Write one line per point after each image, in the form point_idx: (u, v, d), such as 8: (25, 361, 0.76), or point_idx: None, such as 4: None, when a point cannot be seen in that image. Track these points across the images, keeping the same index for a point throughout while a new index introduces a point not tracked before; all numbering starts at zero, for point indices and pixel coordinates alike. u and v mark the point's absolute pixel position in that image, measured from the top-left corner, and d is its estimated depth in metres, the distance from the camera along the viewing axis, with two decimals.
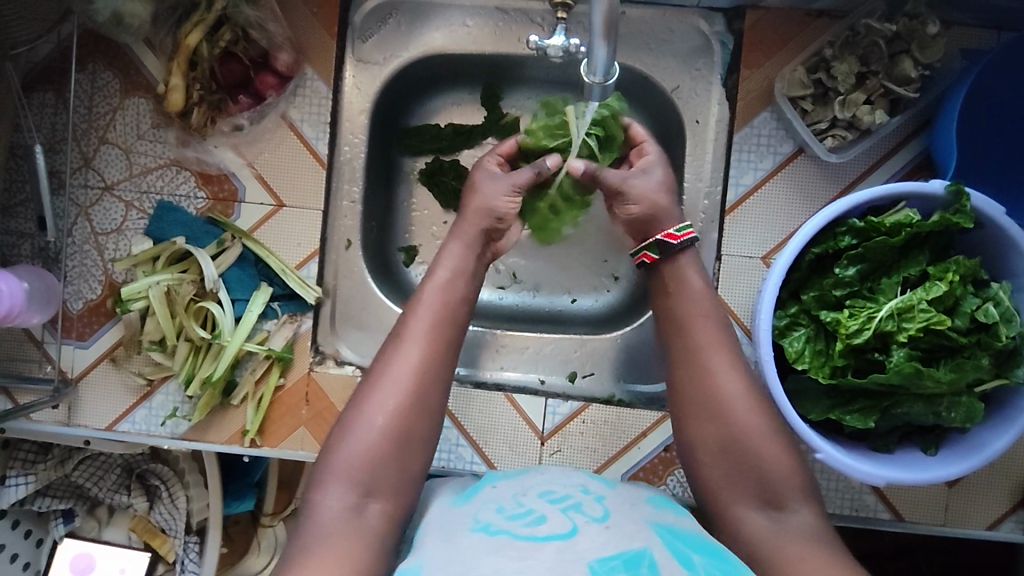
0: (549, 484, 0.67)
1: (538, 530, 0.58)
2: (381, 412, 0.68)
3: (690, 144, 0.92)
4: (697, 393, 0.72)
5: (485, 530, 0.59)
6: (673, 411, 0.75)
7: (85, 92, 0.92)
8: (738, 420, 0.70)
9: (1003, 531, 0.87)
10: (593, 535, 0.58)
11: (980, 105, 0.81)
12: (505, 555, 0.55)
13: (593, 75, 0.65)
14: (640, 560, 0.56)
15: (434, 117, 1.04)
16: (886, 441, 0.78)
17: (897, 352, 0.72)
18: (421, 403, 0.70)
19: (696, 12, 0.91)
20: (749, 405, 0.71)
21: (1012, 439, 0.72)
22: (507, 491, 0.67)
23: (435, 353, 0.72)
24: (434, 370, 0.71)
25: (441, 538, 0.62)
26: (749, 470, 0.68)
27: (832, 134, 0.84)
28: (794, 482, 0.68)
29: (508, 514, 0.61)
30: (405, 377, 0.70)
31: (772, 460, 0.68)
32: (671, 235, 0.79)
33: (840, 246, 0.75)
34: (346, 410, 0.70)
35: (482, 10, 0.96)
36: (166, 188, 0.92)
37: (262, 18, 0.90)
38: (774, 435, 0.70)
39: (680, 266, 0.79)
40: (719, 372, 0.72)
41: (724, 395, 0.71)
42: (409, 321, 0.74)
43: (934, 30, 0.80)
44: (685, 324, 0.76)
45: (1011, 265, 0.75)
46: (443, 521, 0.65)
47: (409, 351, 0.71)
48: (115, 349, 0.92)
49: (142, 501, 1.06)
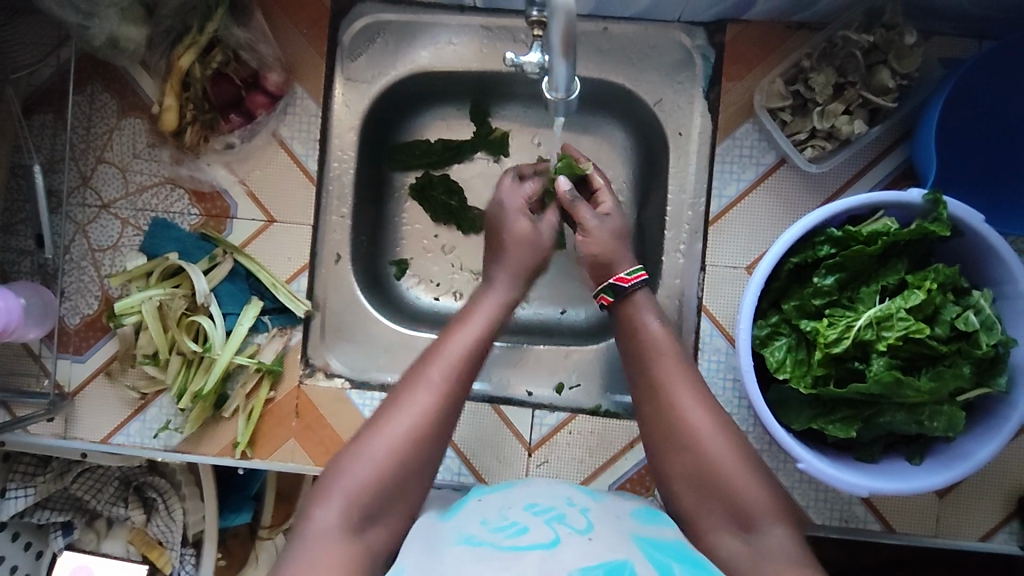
0: (534, 497, 0.68)
1: (521, 541, 0.59)
2: (389, 451, 0.68)
3: (674, 155, 0.93)
4: (665, 416, 0.73)
5: (468, 542, 0.60)
6: (649, 436, 0.75)
7: (84, 113, 0.95)
8: (701, 431, 0.71)
9: (997, 543, 0.86)
10: (575, 546, 0.58)
11: (957, 114, 0.82)
12: (485, 564, 0.56)
13: (555, 91, 0.67)
14: (623, 570, 0.56)
15: (424, 133, 1.06)
16: (871, 450, 0.78)
17: (878, 361, 0.72)
18: (433, 442, 0.70)
19: (677, 27, 0.92)
20: (715, 428, 0.72)
21: (997, 449, 0.71)
22: (492, 504, 0.68)
23: (454, 397, 0.73)
24: (437, 427, 0.71)
25: (426, 550, 0.62)
26: (721, 493, 0.69)
27: (812, 144, 0.85)
28: (764, 495, 0.69)
29: (491, 525, 0.63)
30: (421, 416, 0.70)
31: (745, 489, 0.68)
32: (622, 278, 0.83)
33: (819, 256, 0.75)
34: (357, 436, 0.70)
35: (469, 29, 0.98)
36: (161, 206, 0.95)
37: (253, 40, 0.92)
38: (742, 460, 0.70)
39: (633, 306, 0.83)
40: (688, 398, 0.74)
41: (691, 418, 0.72)
42: (426, 371, 0.74)
43: (911, 40, 0.81)
44: (652, 353, 0.78)
45: (992, 273, 0.75)
46: (426, 534, 0.66)
47: (416, 405, 0.71)
48: (111, 363, 0.95)
49: (139, 514, 1.13)
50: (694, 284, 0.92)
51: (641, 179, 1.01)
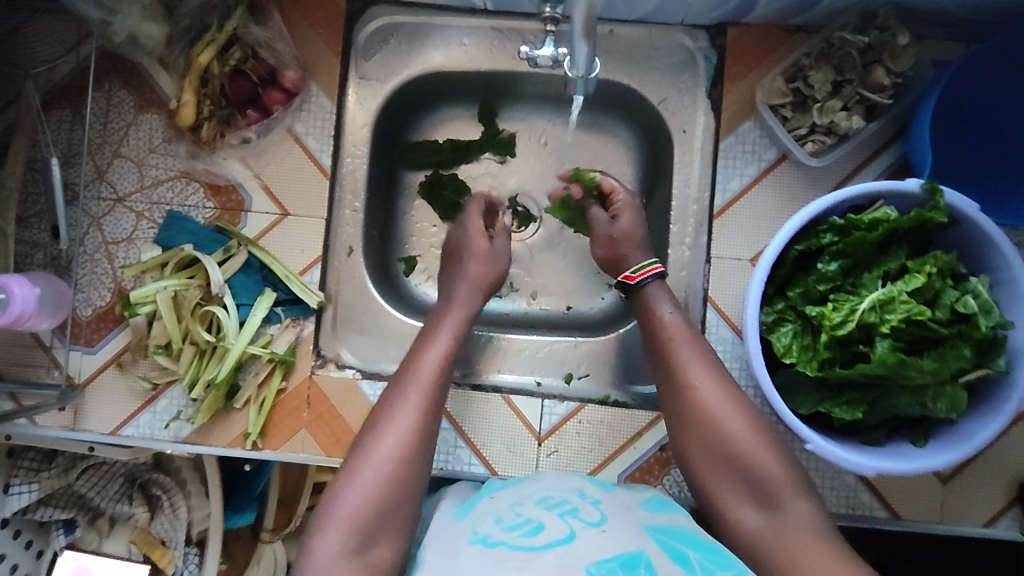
0: (546, 492, 0.72)
1: (537, 540, 0.63)
2: (372, 477, 0.73)
3: (678, 151, 0.96)
4: (680, 402, 0.78)
5: (483, 541, 0.65)
6: (670, 419, 0.79)
7: (102, 109, 0.97)
8: (717, 409, 0.76)
9: (1000, 528, 0.88)
10: (589, 539, 0.63)
11: (950, 112, 0.86)
12: (503, 567, 0.60)
13: (576, 71, 0.72)
14: (638, 561, 0.61)
15: (434, 132, 1.09)
16: (877, 434, 0.80)
17: (882, 344, 0.74)
18: (415, 462, 0.75)
19: (680, 29, 0.96)
20: (731, 404, 0.76)
21: (998, 429, 0.73)
22: (504, 500, 0.72)
23: (427, 418, 0.78)
24: (421, 442, 0.76)
25: (445, 552, 0.67)
26: (737, 472, 0.74)
27: (812, 139, 0.88)
28: (780, 472, 0.73)
29: (505, 523, 0.67)
30: (399, 441, 0.75)
31: (760, 461, 0.73)
32: (628, 277, 0.88)
33: (822, 243, 0.78)
34: (345, 464, 0.75)
35: (480, 31, 1.00)
36: (176, 199, 0.96)
37: (271, 39, 0.95)
38: (758, 435, 0.75)
39: (646, 295, 0.86)
40: (702, 378, 0.78)
41: (706, 397, 0.77)
42: (401, 394, 0.79)
43: (904, 41, 0.84)
44: (667, 337, 0.81)
45: (988, 261, 0.78)
46: (444, 537, 0.70)
47: (393, 430, 0.76)
48: (123, 354, 0.95)
49: (144, 511, 1.14)
50: (700, 276, 0.94)
51: (644, 177, 1.05)
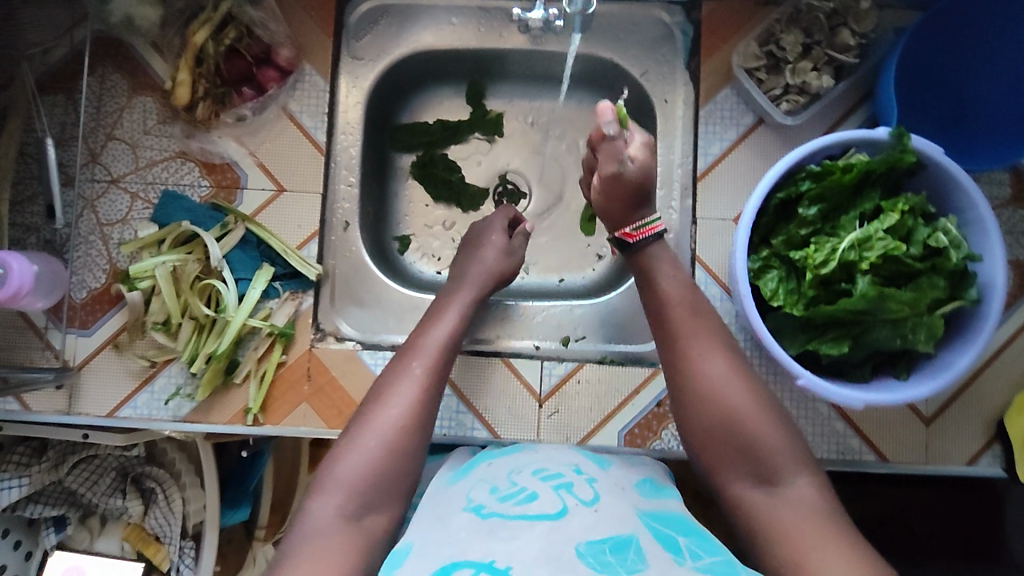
0: (542, 462, 0.74)
1: (529, 510, 0.65)
2: (373, 443, 0.74)
3: (661, 120, 1.01)
4: (675, 359, 0.79)
5: (476, 511, 0.66)
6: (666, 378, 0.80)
7: (95, 92, 0.97)
8: (709, 365, 0.77)
9: (982, 465, 0.93)
10: (582, 517, 0.64)
11: (912, 72, 0.92)
12: (495, 539, 0.61)
13: None
14: (629, 544, 0.61)
15: (424, 114, 1.12)
16: (862, 372, 0.84)
17: (862, 280, 0.78)
18: (416, 431, 0.76)
19: (657, 6, 1.01)
20: (725, 361, 0.78)
21: (974, 356, 0.78)
22: (501, 468, 0.75)
23: (429, 392, 0.79)
24: (422, 414, 0.77)
25: (435, 515, 0.68)
26: (728, 427, 0.75)
27: (786, 99, 0.93)
28: (769, 426, 0.74)
29: (500, 493, 0.68)
30: (401, 410, 0.76)
31: (753, 416, 0.75)
32: (628, 235, 0.86)
33: (801, 190, 0.82)
34: (347, 431, 0.76)
35: (466, 10, 1.04)
36: (172, 179, 0.97)
37: (265, 19, 0.97)
38: (750, 391, 0.76)
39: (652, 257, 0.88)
40: (695, 335, 0.79)
41: (701, 355, 0.78)
42: (406, 367, 0.81)
43: (865, 5, 0.91)
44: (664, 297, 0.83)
45: (954, 202, 0.83)
46: (437, 500, 0.71)
47: (396, 399, 0.77)
48: (119, 334, 0.95)
49: (138, 505, 1.10)
50: (687, 239, 0.98)
51: None
